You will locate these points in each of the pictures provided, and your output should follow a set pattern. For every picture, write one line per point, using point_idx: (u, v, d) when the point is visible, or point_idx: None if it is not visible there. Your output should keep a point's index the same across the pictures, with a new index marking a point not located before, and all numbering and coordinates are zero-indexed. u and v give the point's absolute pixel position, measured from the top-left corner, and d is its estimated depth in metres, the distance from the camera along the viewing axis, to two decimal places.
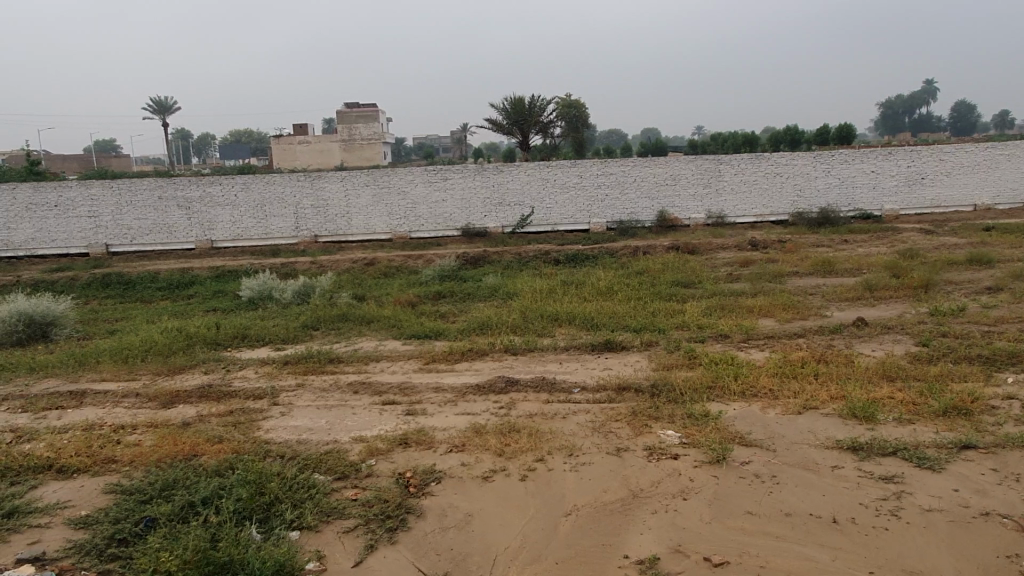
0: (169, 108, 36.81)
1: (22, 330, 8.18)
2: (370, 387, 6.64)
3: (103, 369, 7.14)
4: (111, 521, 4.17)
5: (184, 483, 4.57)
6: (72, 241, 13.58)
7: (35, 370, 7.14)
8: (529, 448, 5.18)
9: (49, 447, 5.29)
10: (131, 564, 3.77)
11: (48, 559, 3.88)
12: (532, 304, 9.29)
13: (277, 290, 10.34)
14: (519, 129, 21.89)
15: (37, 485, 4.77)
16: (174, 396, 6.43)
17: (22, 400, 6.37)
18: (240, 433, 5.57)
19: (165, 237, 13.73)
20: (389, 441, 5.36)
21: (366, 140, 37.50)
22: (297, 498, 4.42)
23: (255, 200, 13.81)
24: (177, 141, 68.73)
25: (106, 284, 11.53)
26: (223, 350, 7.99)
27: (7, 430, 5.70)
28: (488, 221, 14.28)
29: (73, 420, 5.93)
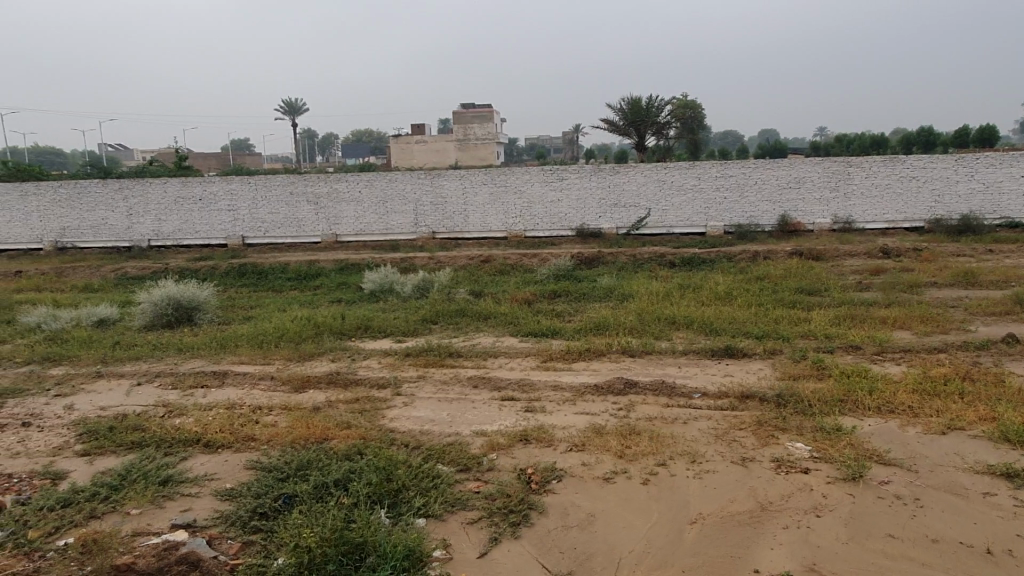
0: (299, 110, 38.86)
1: (171, 313, 8.84)
2: (489, 382, 6.75)
3: (242, 353, 7.61)
4: (254, 495, 4.44)
5: (317, 464, 4.80)
6: (213, 233, 14.56)
7: (182, 351, 7.70)
8: (651, 451, 5.10)
9: (197, 423, 5.69)
10: (273, 538, 3.99)
11: (199, 526, 4.17)
12: (648, 306, 9.16)
13: (397, 284, 10.67)
14: (635, 130, 21.61)
15: (187, 456, 5.14)
16: (305, 381, 6.76)
17: (172, 377, 6.90)
18: (366, 420, 5.79)
19: (294, 231, 14.49)
20: (509, 437, 5.43)
21: (481, 141, 38.26)
22: (423, 486, 4.55)
23: (378, 197, 14.31)
24: (304, 141, 72.84)
25: (242, 273, 12.27)
26: (348, 339, 8.34)
27: (160, 404, 6.18)
28: (603, 222, 14.18)
29: (216, 399, 6.35)
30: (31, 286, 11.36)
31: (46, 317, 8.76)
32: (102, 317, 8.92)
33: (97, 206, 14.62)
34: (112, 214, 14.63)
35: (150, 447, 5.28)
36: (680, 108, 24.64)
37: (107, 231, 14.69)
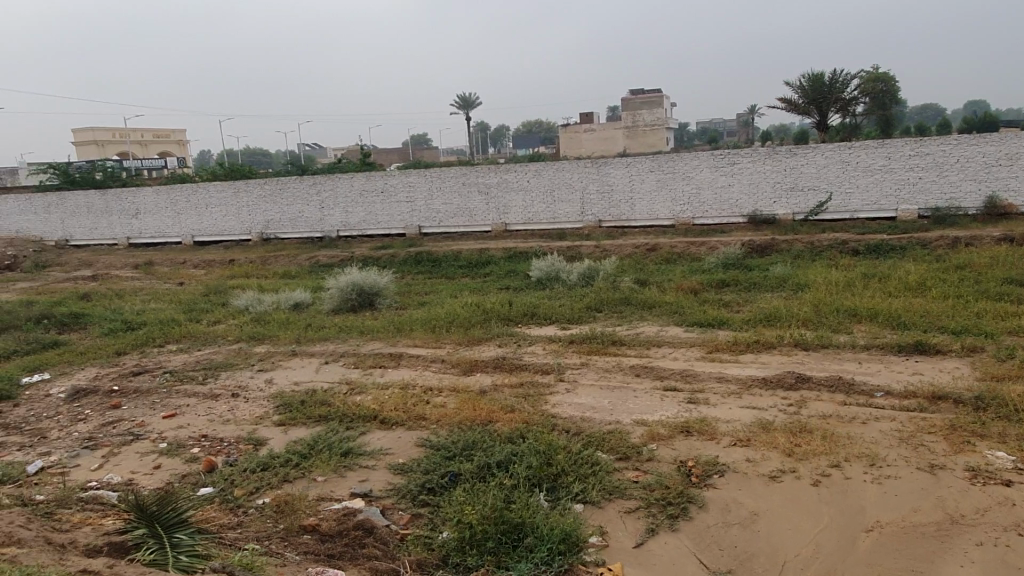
0: (472, 104, 40.26)
1: (355, 298, 9.57)
2: (652, 371, 6.67)
3: (416, 337, 8.09)
4: (423, 471, 4.73)
5: (481, 445, 5.01)
6: (393, 223, 15.53)
7: (364, 333, 8.32)
8: (823, 451, 4.80)
9: (375, 400, 6.14)
10: (439, 512, 4.23)
11: (375, 496, 4.52)
12: (826, 297, 8.59)
13: (563, 272, 10.79)
14: (817, 107, 20.18)
15: (366, 431, 5.57)
16: (473, 365, 7.06)
17: (355, 357, 7.49)
18: (529, 405, 5.96)
19: (466, 221, 15.09)
20: (671, 428, 5.34)
21: (650, 127, 37.39)
22: (582, 472, 4.60)
23: (545, 186, 14.52)
24: (476, 133, 75.55)
25: (418, 261, 13.00)
26: (514, 326, 8.59)
27: (345, 382, 6.74)
28: (778, 208, 13.40)
29: (393, 379, 6.81)
30: (241, 273, 12.75)
31: (252, 300, 9.81)
32: (298, 301, 9.85)
33: (295, 200, 16.10)
34: (307, 208, 16.06)
35: (335, 421, 5.78)
36: (869, 82, 22.66)
37: (303, 223, 16.14)
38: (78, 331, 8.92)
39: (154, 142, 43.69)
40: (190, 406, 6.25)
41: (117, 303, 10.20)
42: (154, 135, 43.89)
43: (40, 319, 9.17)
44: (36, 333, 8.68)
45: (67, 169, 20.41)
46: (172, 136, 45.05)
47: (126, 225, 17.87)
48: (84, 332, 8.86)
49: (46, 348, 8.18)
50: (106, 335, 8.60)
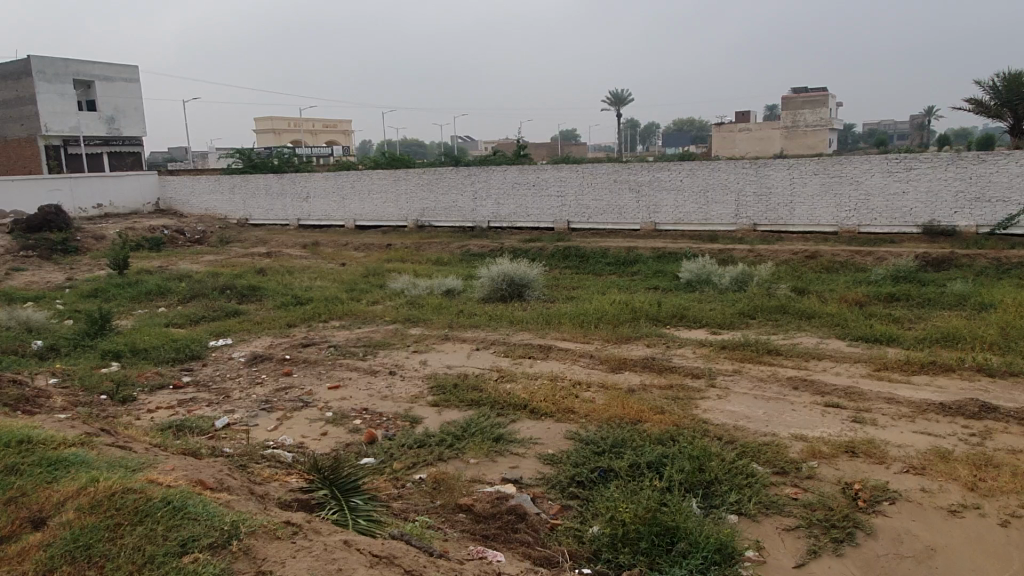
0: (624, 100, 39.77)
1: (504, 288, 9.77)
2: (812, 385, 6.33)
3: (564, 330, 8.14)
4: (573, 464, 4.75)
5: (631, 444, 4.96)
6: (542, 217, 15.72)
7: (513, 323, 8.47)
8: (1013, 490, 4.35)
9: (525, 390, 6.24)
10: (589, 506, 4.24)
11: (526, 483, 4.60)
12: (1016, 319, 7.76)
13: (715, 275, 10.45)
14: (1010, 109, 18.23)
15: (516, 419, 5.68)
16: (621, 363, 7.01)
17: (505, 346, 7.64)
18: (680, 407, 5.84)
19: (615, 218, 14.99)
20: (834, 446, 5.05)
21: (811, 127, 35.36)
22: (736, 482, 4.45)
23: (699, 185, 14.11)
24: (624, 129, 74.80)
25: (565, 256, 13.07)
26: (663, 326, 8.44)
27: (495, 370, 6.91)
28: (958, 219, 12.19)
29: (541, 370, 6.90)
30: (397, 257, 13.36)
31: (408, 284, 10.26)
32: (451, 288, 10.16)
33: (449, 191, 16.67)
34: (460, 198, 16.58)
35: (487, 406, 5.94)
36: None
37: (456, 213, 16.69)
38: (255, 302, 9.72)
39: (322, 131, 46.66)
40: (353, 380, 6.65)
41: (288, 279, 11.02)
42: (324, 125, 46.93)
43: (223, 289, 10.08)
44: (220, 302, 9.55)
45: (250, 154, 22.28)
46: (339, 126, 47.92)
47: (297, 207, 19.26)
48: (260, 304, 9.63)
49: (229, 316, 8.98)
50: (280, 308, 9.32)
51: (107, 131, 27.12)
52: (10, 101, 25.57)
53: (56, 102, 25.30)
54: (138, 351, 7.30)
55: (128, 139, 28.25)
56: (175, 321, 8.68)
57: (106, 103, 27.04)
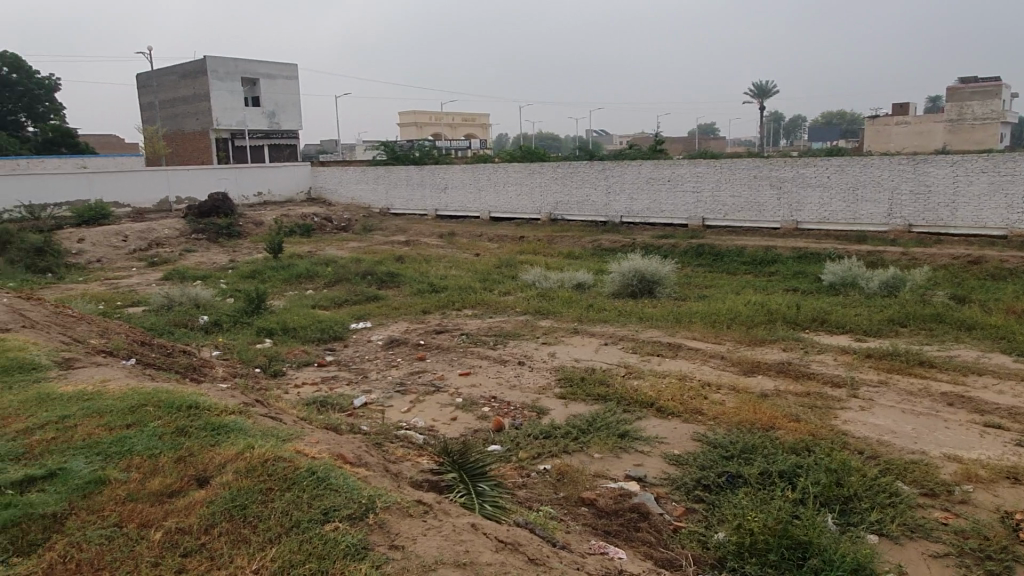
0: (768, 92, 37.98)
1: (635, 285, 9.65)
2: (970, 403, 5.81)
3: (695, 329, 7.93)
4: (700, 467, 4.64)
5: (762, 451, 4.78)
6: (677, 213, 15.38)
7: (642, 320, 8.36)
8: None
9: (652, 387, 6.15)
10: (714, 512, 4.13)
11: (649, 482, 4.54)
12: None
13: (862, 279, 9.81)
14: None
15: (642, 417, 5.62)
16: (754, 366, 6.75)
17: (634, 342, 7.56)
18: (817, 417, 5.54)
19: (754, 215, 14.39)
20: (993, 471, 4.61)
21: (981, 120, 32.22)
22: (878, 501, 4.18)
23: (848, 182, 13.21)
24: (767, 122, 71.53)
25: (699, 253, 12.72)
26: (801, 331, 8.02)
27: (622, 365, 6.86)
28: None
29: (670, 368, 6.77)
30: (529, 250, 13.53)
31: (540, 277, 10.37)
32: (581, 282, 10.15)
33: (583, 184, 16.66)
34: (593, 192, 16.54)
35: (613, 402, 5.91)
36: None
37: (588, 207, 16.68)
38: (393, 288, 10.18)
39: (462, 125, 47.99)
40: (483, 367, 6.83)
41: (425, 267, 11.45)
42: (462, 118, 48.24)
43: (366, 274, 10.63)
44: (362, 286, 10.08)
45: (394, 146, 23.30)
46: (477, 120, 49.05)
47: (435, 198, 19.94)
48: (399, 290, 10.08)
49: (369, 300, 9.46)
50: (416, 294, 9.70)
51: (268, 125, 29.25)
52: (188, 98, 28.16)
53: (227, 99, 27.59)
54: (289, 330, 7.85)
55: (286, 133, 30.34)
56: (321, 303, 9.27)
57: (268, 99, 29.16)
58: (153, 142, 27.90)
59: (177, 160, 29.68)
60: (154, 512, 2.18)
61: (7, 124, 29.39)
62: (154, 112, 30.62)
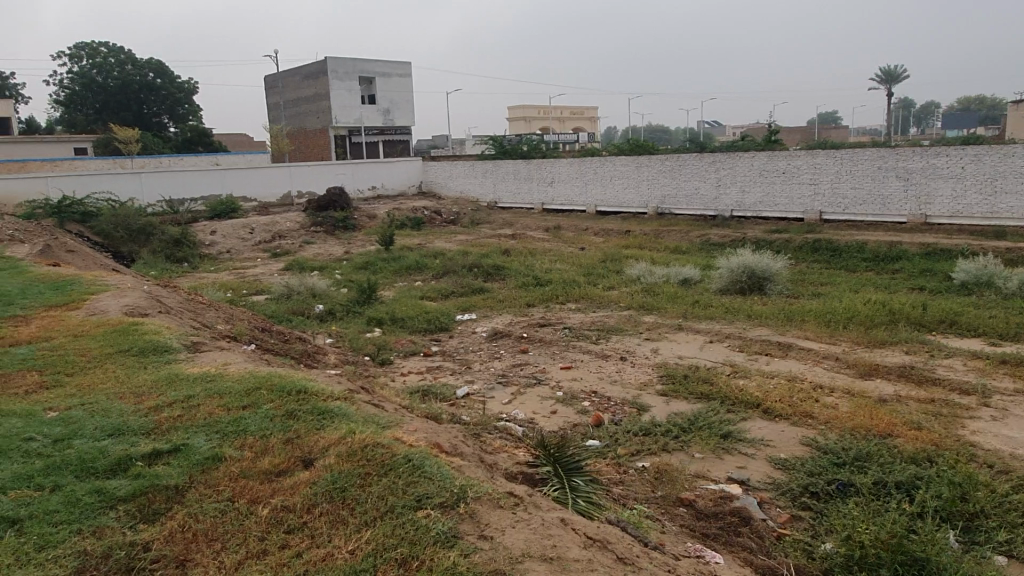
0: (898, 76, 35.51)
1: (745, 281, 9.31)
2: None
3: (808, 329, 7.57)
4: (807, 473, 4.45)
5: (878, 459, 4.51)
6: (792, 207, 14.69)
7: (751, 317, 8.07)
8: None
9: (759, 388, 5.94)
10: (821, 520, 3.94)
11: (752, 486, 4.40)
12: None
13: (999, 278, 9.03)
14: None
15: (747, 418, 5.43)
16: (872, 369, 6.37)
17: (741, 341, 7.32)
18: (941, 426, 5.17)
19: (877, 208, 13.47)
20: None
21: None
22: (1009, 520, 3.84)
23: (985, 173, 12.03)
24: (897, 109, 66.97)
25: (815, 249, 12.11)
26: (926, 333, 7.49)
27: (727, 364, 6.66)
28: None
29: (779, 369, 6.51)
30: (635, 244, 13.35)
31: (645, 271, 10.21)
32: (687, 277, 9.91)
33: (693, 177, 16.24)
34: (703, 185, 16.08)
35: (717, 401, 5.75)
36: None
37: (698, 201, 16.24)
38: (498, 281, 10.31)
39: (571, 118, 47.91)
40: (585, 362, 6.82)
41: (530, 261, 11.52)
42: (571, 112, 48.06)
43: (472, 267, 10.83)
44: (468, 279, 10.28)
45: (502, 141, 23.53)
46: (585, 113, 48.70)
47: (542, 192, 20.01)
48: (503, 283, 10.20)
49: (474, 293, 9.64)
50: (520, 287, 9.80)
51: (383, 122, 30.27)
52: (310, 97, 29.59)
53: (345, 97, 28.76)
54: (397, 320, 8.13)
55: (400, 129, 31.29)
56: (429, 294, 9.53)
57: (383, 96, 30.16)
58: (278, 140, 29.53)
59: (300, 157, 31.28)
60: (263, 490, 2.33)
61: (151, 125, 31.89)
62: (280, 112, 32.37)
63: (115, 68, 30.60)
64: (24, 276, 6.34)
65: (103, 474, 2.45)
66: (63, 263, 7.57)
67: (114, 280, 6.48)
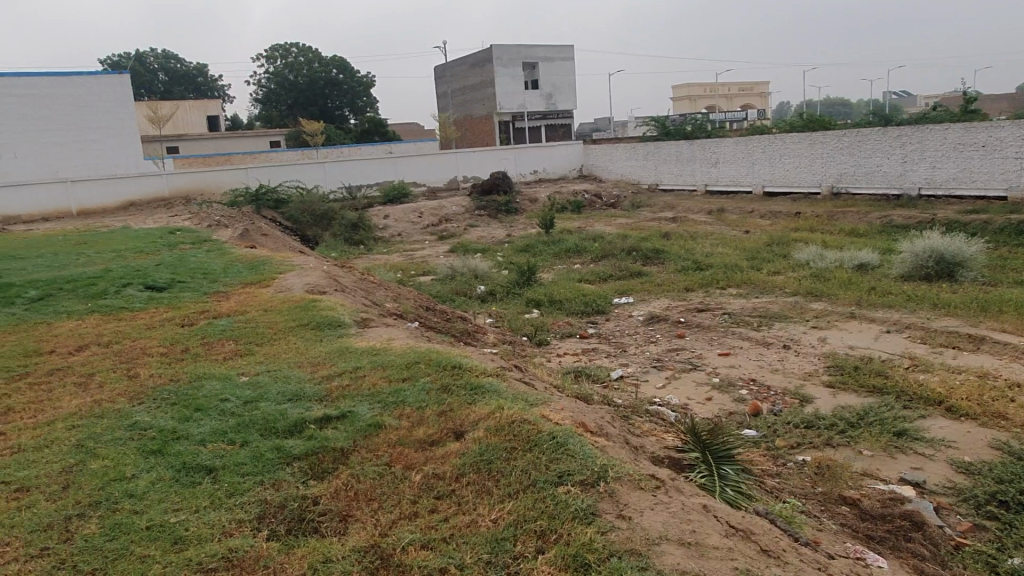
0: None
1: (931, 266, 8.50)
2: None
3: (1005, 320, 6.76)
4: (995, 479, 4.02)
5: None
6: (993, 183, 12.89)
7: (937, 307, 7.35)
8: None
9: (942, 384, 5.43)
10: (1010, 533, 3.54)
11: (928, 490, 4.04)
12: None
13: None
14: None
15: (926, 416, 4.98)
16: None
17: (923, 332, 6.70)
18: None
19: None
20: None
21: None
22: None
23: None
24: None
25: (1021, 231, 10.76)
26: None
27: (905, 356, 6.14)
28: None
29: (967, 363, 5.90)
30: (806, 226, 12.58)
31: (815, 256, 9.61)
32: (863, 262, 9.20)
33: (874, 153, 14.91)
34: (886, 161, 14.71)
35: (890, 396, 5.33)
36: None
37: (880, 178, 14.89)
38: (658, 265, 10.15)
39: (740, 95, 45.74)
40: (745, 349, 6.57)
41: (690, 244, 11.23)
42: (740, 89, 45.89)
43: (631, 250, 10.74)
44: (626, 262, 10.21)
45: (666, 121, 22.93)
46: (756, 89, 46.29)
47: (706, 172, 19.33)
48: (663, 267, 10.02)
49: (633, 276, 9.55)
50: (680, 272, 9.58)
51: (546, 106, 30.51)
52: (477, 85, 30.49)
53: (509, 84, 29.35)
54: (555, 302, 8.26)
55: (562, 113, 31.41)
56: (587, 278, 9.58)
57: (547, 81, 30.37)
58: (447, 127, 30.75)
59: (466, 143, 32.39)
60: (417, 457, 2.50)
61: (334, 118, 34.38)
62: (448, 100, 33.66)
63: (304, 66, 33.24)
64: (228, 258, 7.15)
65: (283, 433, 2.75)
66: (258, 244, 8.42)
67: (300, 260, 7.13)
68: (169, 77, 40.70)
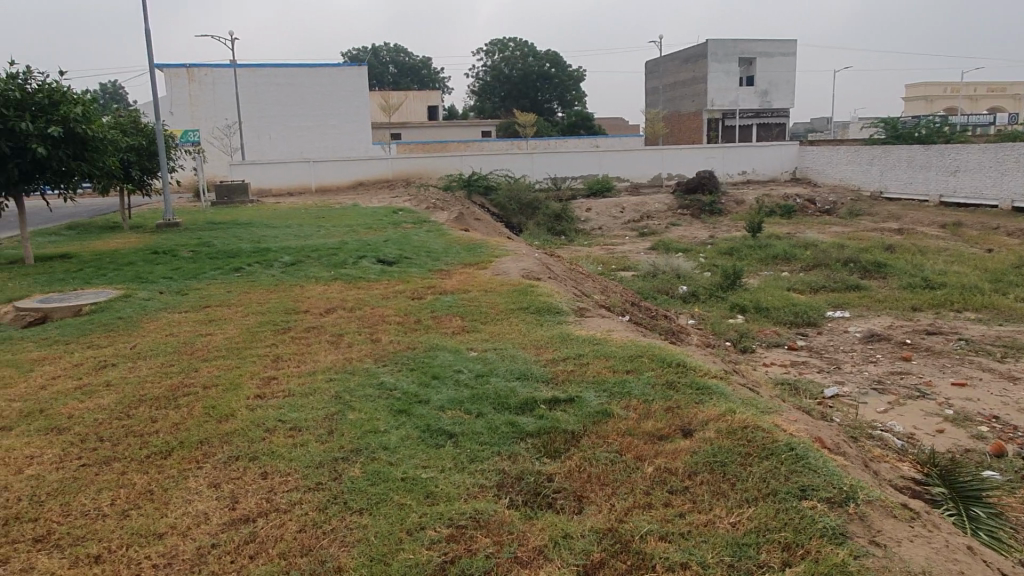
0: None
1: None
2: None
3: None
4: None
5: None
6: None
7: None
8: None
9: None
10: None
11: None
12: None
13: None
14: None
15: None
16: None
17: None
18: None
19: None
20: None
21: None
22: None
23: None
24: None
25: None
26: None
27: None
28: None
29: None
30: None
31: None
32: None
33: None
34: None
35: None
36: None
37: None
38: (879, 280, 9.34)
39: (986, 96, 40.68)
40: (984, 381, 5.87)
41: (919, 259, 10.21)
42: (988, 90, 40.87)
43: (848, 261, 9.98)
44: (843, 274, 9.51)
45: (897, 123, 20.97)
46: (1007, 90, 41.02)
47: (942, 182, 17.44)
48: (885, 282, 9.21)
49: (850, 289, 8.87)
50: (906, 289, 8.75)
51: (760, 104, 29.04)
52: (688, 81, 29.79)
53: (722, 80, 28.34)
54: (762, 308, 7.90)
55: (777, 111, 29.69)
56: (797, 287, 9.05)
57: (763, 77, 28.85)
58: (653, 125, 30.40)
59: (672, 140, 31.79)
60: (648, 449, 2.51)
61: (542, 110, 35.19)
62: (657, 96, 33.19)
63: (519, 60, 34.32)
64: (447, 239, 7.61)
65: (515, 409, 2.88)
66: (472, 228, 8.89)
67: (512, 246, 7.40)
68: (398, 69, 43.80)
